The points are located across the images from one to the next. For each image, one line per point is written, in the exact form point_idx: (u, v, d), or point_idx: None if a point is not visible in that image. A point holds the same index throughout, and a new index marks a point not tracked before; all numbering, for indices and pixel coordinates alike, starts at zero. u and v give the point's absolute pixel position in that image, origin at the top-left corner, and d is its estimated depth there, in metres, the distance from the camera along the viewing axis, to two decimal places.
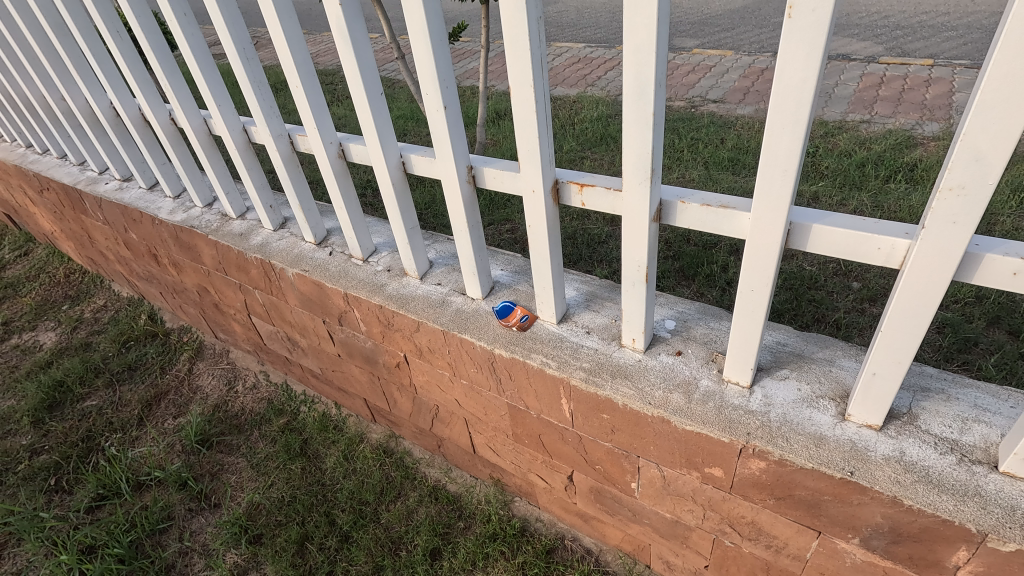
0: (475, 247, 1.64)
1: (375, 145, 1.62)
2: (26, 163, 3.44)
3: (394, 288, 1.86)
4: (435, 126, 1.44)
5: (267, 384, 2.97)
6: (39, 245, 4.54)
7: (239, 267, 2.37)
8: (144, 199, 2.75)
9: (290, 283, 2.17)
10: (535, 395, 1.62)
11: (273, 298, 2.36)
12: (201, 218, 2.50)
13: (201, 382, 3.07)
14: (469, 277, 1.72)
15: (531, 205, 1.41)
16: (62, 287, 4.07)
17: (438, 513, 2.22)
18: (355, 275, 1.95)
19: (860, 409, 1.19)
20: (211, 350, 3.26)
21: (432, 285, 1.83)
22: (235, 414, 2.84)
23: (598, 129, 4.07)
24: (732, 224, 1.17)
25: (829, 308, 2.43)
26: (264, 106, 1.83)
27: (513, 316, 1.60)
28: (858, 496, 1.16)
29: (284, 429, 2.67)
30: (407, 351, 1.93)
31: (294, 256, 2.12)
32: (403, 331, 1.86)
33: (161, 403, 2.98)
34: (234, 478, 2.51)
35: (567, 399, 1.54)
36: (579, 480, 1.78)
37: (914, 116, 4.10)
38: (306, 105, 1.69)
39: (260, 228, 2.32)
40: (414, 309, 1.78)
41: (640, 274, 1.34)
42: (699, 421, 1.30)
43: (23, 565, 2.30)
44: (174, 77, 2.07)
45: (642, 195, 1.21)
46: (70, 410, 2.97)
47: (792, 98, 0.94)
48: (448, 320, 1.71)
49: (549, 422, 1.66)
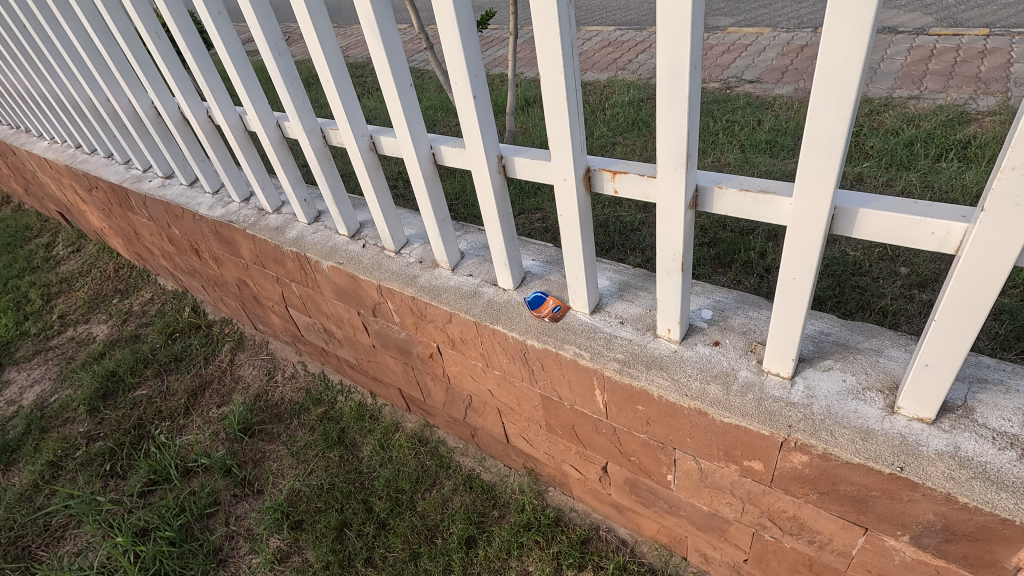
0: (506, 237, 1.63)
1: (405, 138, 1.62)
2: (77, 163, 3.61)
3: (427, 280, 1.87)
4: (465, 116, 1.43)
5: (306, 374, 3.06)
6: (90, 241, 4.78)
7: (275, 261, 2.44)
8: (185, 196, 2.85)
9: (325, 276, 2.21)
10: (569, 387, 1.60)
11: (309, 291, 2.40)
12: (239, 213, 2.58)
13: (243, 372, 3.19)
14: (501, 268, 1.71)
15: (563, 194, 1.39)
16: (112, 281, 4.27)
17: (472, 502, 2.24)
18: (388, 267, 1.98)
19: (910, 401, 1.13)
20: (251, 341, 3.37)
21: (464, 276, 1.84)
22: (274, 404, 2.95)
23: (630, 114, 4.00)
24: (772, 210, 1.13)
25: (875, 295, 2.34)
26: (297, 101, 1.85)
27: (546, 307, 1.60)
28: (909, 493, 1.11)
29: (322, 419, 2.77)
30: (440, 342, 1.94)
31: (329, 249, 2.17)
32: (435, 322, 1.88)
33: (206, 392, 3.11)
34: (276, 466, 2.62)
35: (601, 390, 1.52)
36: (614, 472, 1.75)
37: (967, 90, 3.89)
38: (337, 100, 1.70)
39: (295, 222, 2.37)
40: (446, 300, 1.79)
41: (677, 264, 1.30)
42: (737, 413, 1.27)
43: (83, 546, 2.43)
44: (210, 74, 2.10)
45: (676, 182, 1.17)
46: (123, 399, 3.12)
47: (839, 75, 0.89)
48: (480, 312, 1.71)
49: (582, 413, 1.64)
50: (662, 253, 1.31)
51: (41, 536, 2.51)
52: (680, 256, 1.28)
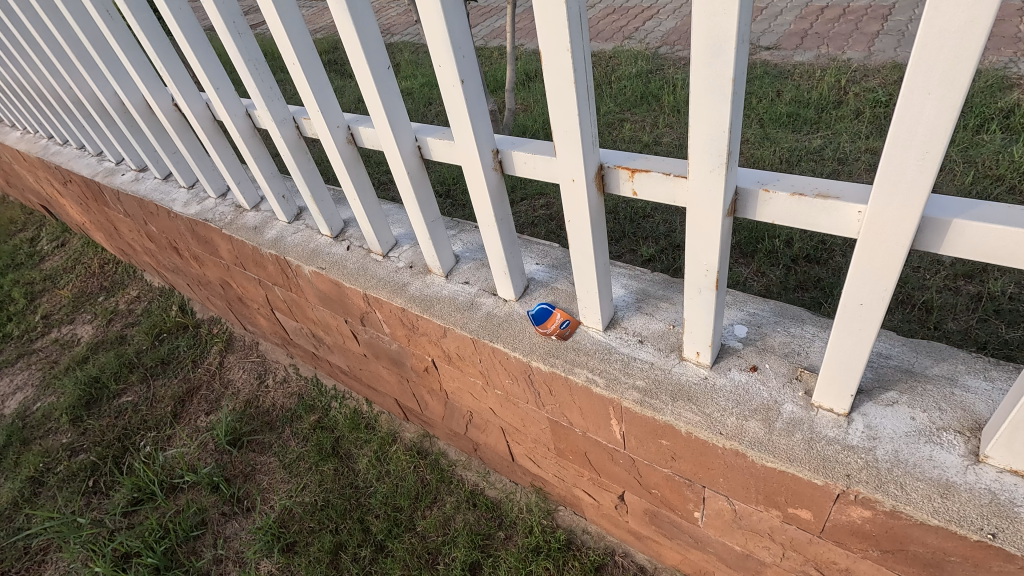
0: (505, 242, 1.41)
1: (385, 129, 1.39)
2: (49, 156, 3.39)
3: (418, 289, 1.66)
4: (453, 105, 1.19)
5: (298, 378, 2.88)
6: (75, 235, 4.57)
7: (255, 263, 2.23)
8: (159, 191, 2.63)
9: (308, 281, 2.00)
10: (581, 414, 1.40)
11: (292, 295, 2.20)
12: (215, 210, 2.36)
13: (232, 376, 3.01)
14: (501, 277, 1.50)
15: (570, 197, 1.16)
16: (97, 278, 4.09)
17: (476, 522, 2.08)
18: (375, 273, 1.77)
19: (1002, 452, 0.92)
20: (241, 342, 3.19)
21: (459, 285, 1.63)
22: (265, 411, 2.78)
23: (638, 87, 3.72)
24: (834, 219, 0.91)
25: (916, 288, 2.11)
26: (263, 88, 1.62)
27: (552, 321, 1.39)
28: (1000, 563, 0.91)
29: (315, 428, 2.60)
30: (435, 356, 1.74)
31: (310, 252, 1.95)
32: (429, 336, 1.67)
33: (194, 398, 2.94)
34: (267, 480, 2.45)
35: (618, 420, 1.31)
36: (631, 501, 1.56)
37: (1006, 53, 3.57)
38: (306, 87, 1.47)
39: (275, 220, 2.15)
40: (440, 313, 1.58)
41: (711, 281, 1.08)
42: (784, 457, 1.07)
43: (64, 571, 2.29)
44: (168, 58, 1.86)
45: (712, 186, 0.94)
46: (107, 407, 2.95)
47: (949, 47, 0.65)
48: (478, 327, 1.51)
49: (596, 441, 1.44)
50: (692, 268, 1.09)
51: (21, 560, 2.37)
52: (714, 273, 1.06)
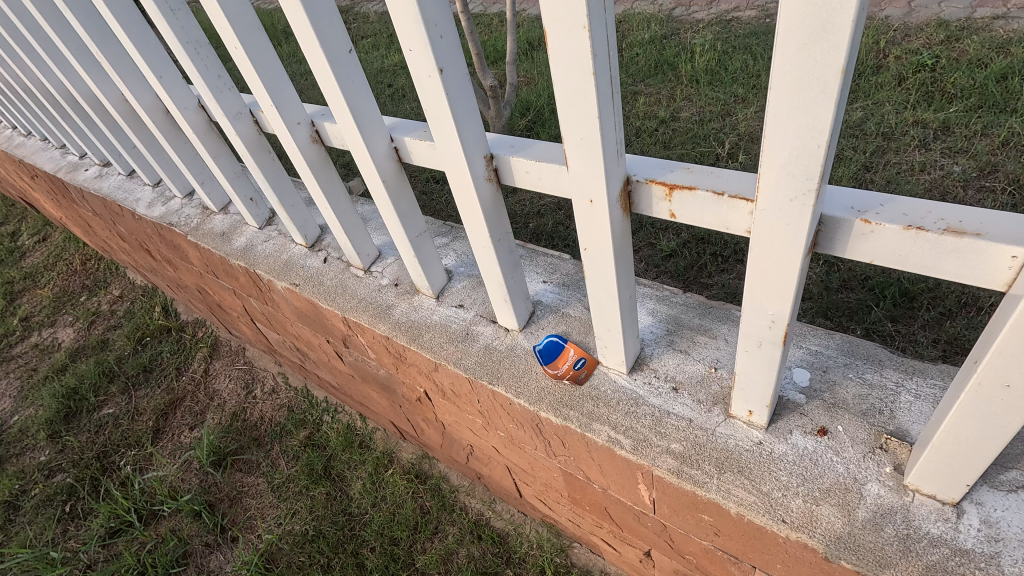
0: (505, 266, 1.15)
1: (351, 129, 1.11)
2: (12, 148, 3.12)
3: (404, 314, 1.41)
4: (430, 100, 0.92)
5: (287, 388, 2.65)
6: (56, 229, 4.33)
7: (226, 273, 1.98)
8: (123, 189, 2.36)
9: (282, 297, 1.75)
10: (601, 471, 1.16)
11: (269, 309, 1.95)
12: (180, 213, 2.09)
13: (218, 385, 2.80)
14: (501, 305, 1.24)
15: (586, 222, 0.89)
16: (79, 275, 3.86)
17: (481, 558, 1.87)
18: (355, 293, 1.52)
19: None
20: (227, 347, 2.97)
21: (452, 309, 1.37)
22: (253, 425, 2.57)
23: (651, 54, 3.36)
24: (973, 262, 0.64)
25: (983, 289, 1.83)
26: (208, 77, 1.34)
27: (565, 359, 1.11)
28: None
29: (306, 445, 2.38)
30: (427, 388, 1.50)
31: (283, 264, 1.70)
32: (418, 368, 1.43)
33: (178, 411, 2.73)
34: (255, 505, 2.26)
35: (647, 486, 1.07)
36: (660, 560, 1.34)
37: None
38: (255, 75, 1.19)
39: (244, 225, 1.89)
40: (430, 344, 1.33)
41: (778, 335, 0.81)
42: (870, 560, 0.82)
43: None
44: (104, 40, 1.58)
45: (792, 219, 0.67)
46: (86, 421, 2.76)
47: None
48: (475, 364, 1.26)
49: (619, 500, 1.21)
50: (751, 318, 0.82)
51: None
52: (783, 326, 0.79)
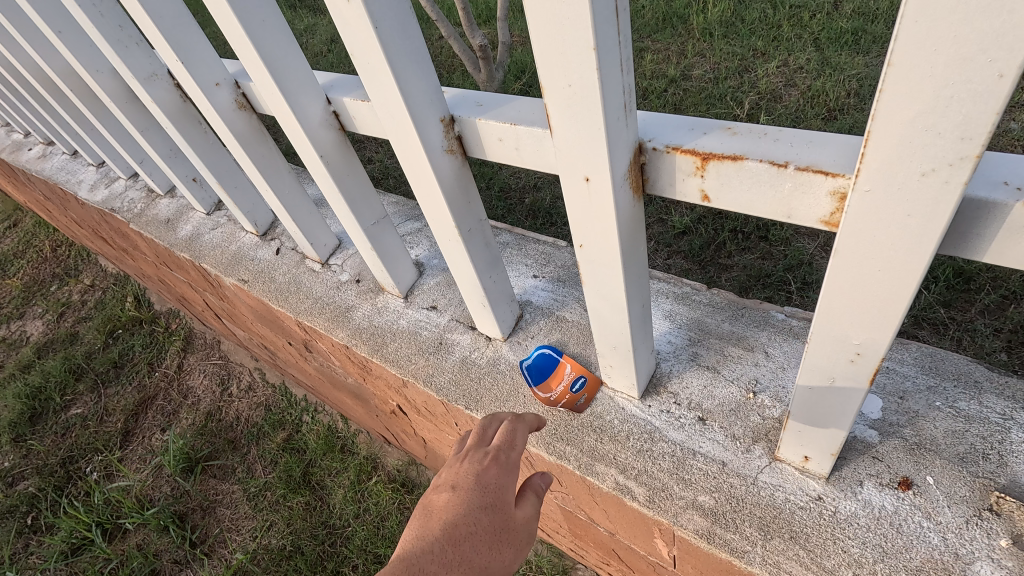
0: (481, 263, 0.90)
1: (273, 88, 0.85)
2: None
3: (366, 317, 1.17)
4: (359, 40, 0.66)
5: (264, 385, 2.42)
6: (27, 214, 4.09)
7: (177, 265, 1.74)
8: (66, 170, 2.11)
9: (234, 294, 1.51)
10: (606, 516, 0.93)
11: (226, 305, 1.71)
12: (124, 197, 1.84)
13: (192, 382, 2.57)
14: (479, 310, 0.99)
15: (579, 211, 0.63)
16: (50, 263, 3.62)
17: None
18: (310, 291, 1.28)
19: None
20: (201, 340, 2.74)
21: (423, 311, 1.13)
22: (229, 426, 2.32)
23: (659, 4, 3.01)
24: None
25: None
26: (106, 29, 1.07)
27: (562, 377, 0.87)
28: None
29: (284, 449, 2.13)
30: (399, 402, 1.26)
31: (231, 257, 1.45)
32: (386, 381, 1.19)
33: (149, 411, 2.51)
34: (229, 517, 2.03)
35: (665, 542, 0.84)
36: None
37: None
38: (151, 23, 0.92)
39: (191, 210, 1.64)
40: (396, 356, 1.09)
41: (864, 373, 0.58)
42: None
43: None
44: None
45: (922, 201, 0.41)
46: (53, 423, 2.56)
47: None
48: (449, 382, 1.02)
49: (629, 547, 0.98)
50: (825, 347, 0.58)
51: None
52: (872, 360, 0.56)
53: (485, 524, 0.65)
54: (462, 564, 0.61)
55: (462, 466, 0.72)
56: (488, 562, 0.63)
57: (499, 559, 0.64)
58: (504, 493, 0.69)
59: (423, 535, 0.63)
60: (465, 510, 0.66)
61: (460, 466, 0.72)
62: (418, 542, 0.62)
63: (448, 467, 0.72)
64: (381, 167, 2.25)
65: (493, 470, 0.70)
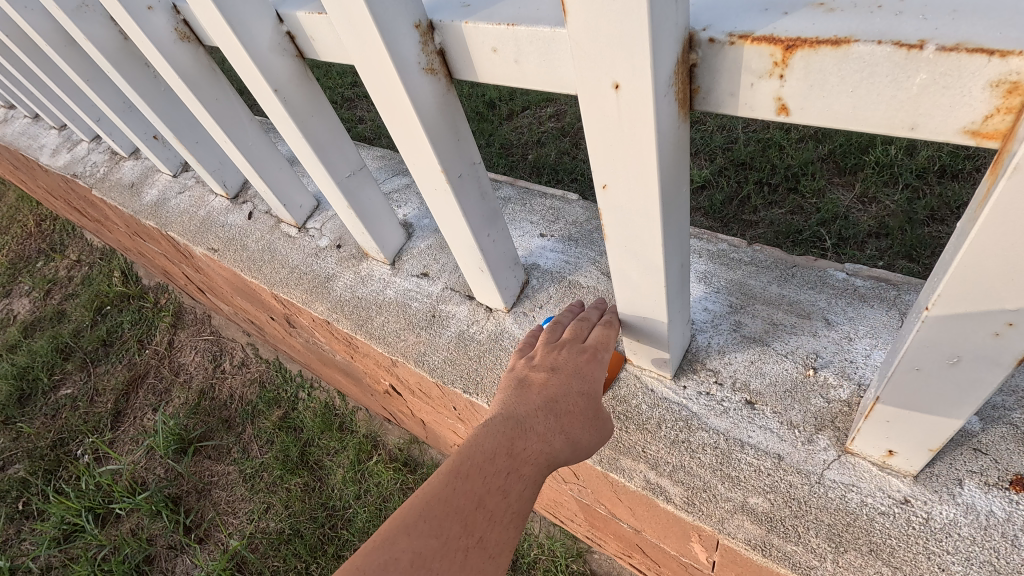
0: (476, 220, 0.74)
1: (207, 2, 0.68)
2: None
3: (349, 288, 1.02)
4: None
5: (257, 361, 2.28)
6: (11, 187, 3.92)
7: (148, 235, 1.58)
8: (28, 134, 1.94)
9: (207, 264, 1.36)
10: (631, 513, 0.79)
11: (203, 277, 1.56)
12: (87, 161, 1.68)
13: (184, 359, 2.42)
14: (477, 277, 0.84)
15: (603, 138, 0.47)
16: (34, 239, 3.47)
17: None
18: (286, 259, 1.12)
19: None
20: (192, 316, 2.59)
21: (413, 280, 0.98)
22: (223, 405, 2.19)
23: None
24: None
25: None
26: None
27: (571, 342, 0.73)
28: None
29: (280, 427, 2.01)
30: (392, 382, 1.12)
31: (199, 223, 1.29)
32: (375, 360, 1.05)
33: (140, 390, 2.37)
34: (225, 499, 1.92)
35: (704, 547, 0.70)
36: None
37: None
38: None
39: (157, 173, 1.48)
40: (382, 332, 0.94)
41: (1014, 350, 0.42)
42: None
43: None
44: None
45: None
46: (43, 404, 2.42)
47: None
48: (444, 362, 0.87)
49: (658, 545, 0.84)
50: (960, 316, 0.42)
51: None
52: None
53: (581, 402, 0.64)
54: (559, 436, 0.61)
55: (557, 347, 0.70)
56: (581, 438, 0.63)
57: (592, 436, 0.64)
58: (597, 377, 0.66)
59: (518, 404, 0.64)
60: (559, 387, 0.65)
61: (552, 346, 0.70)
62: (513, 409, 0.63)
63: (544, 347, 0.70)
64: (371, 125, 2.06)
65: (586, 352, 0.68)
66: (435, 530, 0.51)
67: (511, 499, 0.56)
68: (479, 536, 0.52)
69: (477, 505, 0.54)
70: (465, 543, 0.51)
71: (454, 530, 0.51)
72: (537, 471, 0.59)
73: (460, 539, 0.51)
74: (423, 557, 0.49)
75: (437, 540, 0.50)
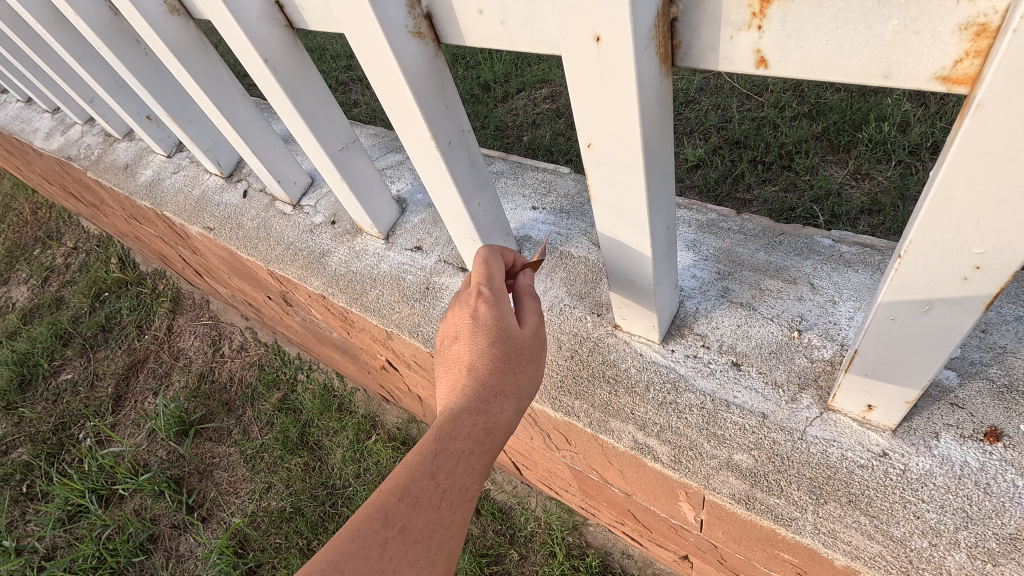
0: (466, 188, 0.75)
1: None
2: None
3: (343, 263, 1.03)
4: None
5: (256, 345, 2.29)
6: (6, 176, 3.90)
7: (144, 218, 1.59)
8: (21, 118, 1.94)
9: (203, 244, 1.37)
10: (621, 476, 0.82)
11: (201, 259, 1.57)
12: (80, 143, 1.68)
13: (183, 344, 2.43)
14: (468, 247, 0.84)
15: (587, 97, 0.48)
16: (30, 227, 3.46)
17: None
18: (281, 236, 1.13)
19: None
20: (190, 301, 2.59)
21: (407, 253, 0.99)
22: (222, 388, 2.20)
23: None
24: None
25: None
26: None
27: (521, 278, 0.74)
28: None
29: (280, 409, 2.02)
30: (387, 356, 1.14)
31: (193, 202, 1.30)
32: (371, 334, 1.06)
33: (140, 374, 2.38)
34: (226, 480, 1.94)
35: (691, 506, 0.72)
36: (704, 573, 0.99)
37: None
38: None
39: (152, 154, 1.48)
40: (377, 305, 0.96)
41: (981, 298, 0.43)
42: None
43: None
44: None
45: None
46: (44, 389, 2.43)
47: None
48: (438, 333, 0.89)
49: (648, 508, 0.86)
50: (929, 264, 0.43)
51: None
52: (997, 277, 0.41)
53: (490, 358, 0.59)
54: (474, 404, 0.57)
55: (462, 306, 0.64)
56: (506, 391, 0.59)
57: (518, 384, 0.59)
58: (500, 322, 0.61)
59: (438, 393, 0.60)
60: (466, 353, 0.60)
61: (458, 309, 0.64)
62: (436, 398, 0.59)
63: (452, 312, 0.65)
64: (366, 108, 2.05)
65: (479, 304, 0.62)
66: (352, 534, 0.49)
67: (438, 479, 0.53)
68: (401, 526, 0.50)
69: (399, 498, 0.51)
70: (385, 538, 0.49)
71: (374, 526, 0.49)
72: (467, 444, 0.56)
73: (380, 534, 0.49)
74: (339, 562, 0.47)
75: (354, 543, 0.48)
